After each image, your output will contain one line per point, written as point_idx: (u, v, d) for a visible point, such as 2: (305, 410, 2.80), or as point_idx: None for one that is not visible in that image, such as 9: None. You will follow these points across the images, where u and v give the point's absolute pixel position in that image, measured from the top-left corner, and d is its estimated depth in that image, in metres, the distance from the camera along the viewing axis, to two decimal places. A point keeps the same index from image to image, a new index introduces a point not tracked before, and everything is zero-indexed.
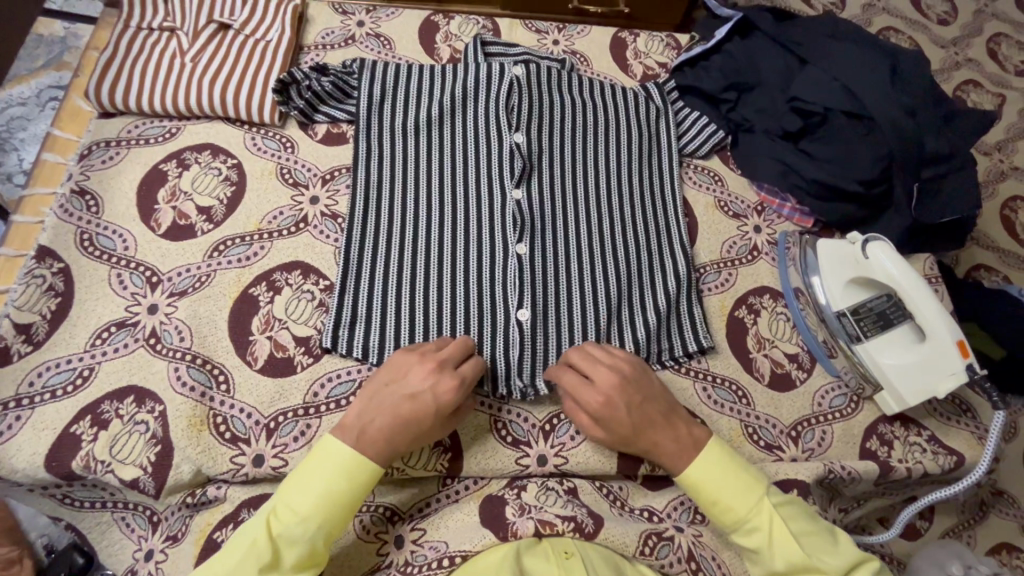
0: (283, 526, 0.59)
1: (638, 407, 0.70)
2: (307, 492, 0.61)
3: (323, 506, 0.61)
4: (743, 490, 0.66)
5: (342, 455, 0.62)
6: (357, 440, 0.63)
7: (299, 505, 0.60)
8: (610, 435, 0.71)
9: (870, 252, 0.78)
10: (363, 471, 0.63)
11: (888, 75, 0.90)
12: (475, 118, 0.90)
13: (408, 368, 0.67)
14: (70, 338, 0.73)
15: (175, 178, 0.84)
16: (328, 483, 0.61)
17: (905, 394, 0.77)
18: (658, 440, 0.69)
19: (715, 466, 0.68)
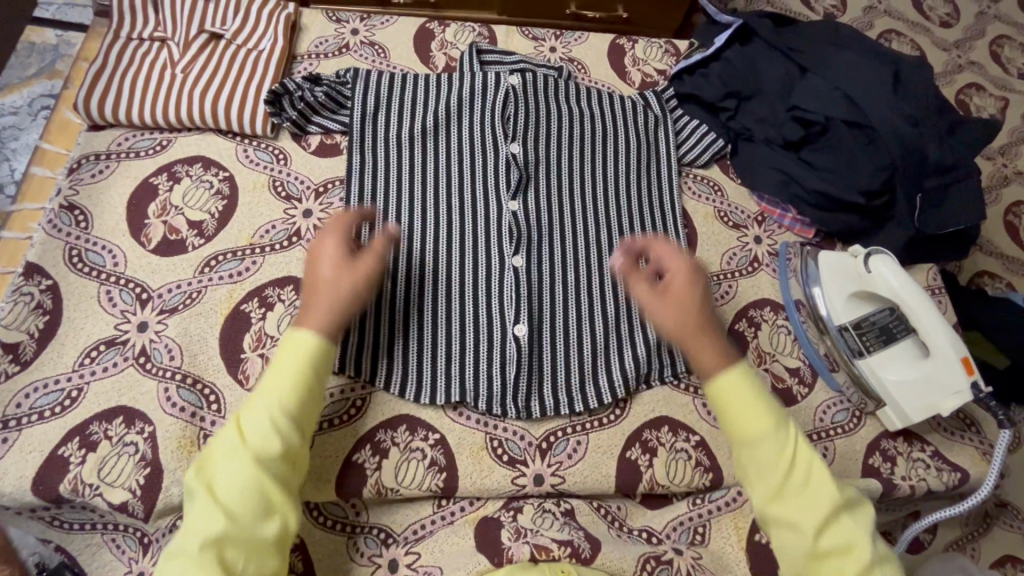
0: (253, 426, 0.61)
1: (702, 296, 0.71)
2: (270, 391, 0.62)
3: (290, 385, 0.63)
4: (759, 417, 0.65)
5: (299, 341, 0.65)
6: (303, 323, 0.66)
7: (268, 403, 0.62)
8: (679, 321, 0.69)
9: (874, 266, 0.77)
10: (308, 346, 0.65)
11: (890, 84, 0.88)
12: (470, 127, 0.89)
13: (313, 248, 0.70)
14: (58, 357, 0.71)
15: (165, 192, 0.83)
16: (292, 376, 0.63)
17: (908, 410, 0.76)
18: (712, 333, 0.69)
19: (740, 389, 0.67)
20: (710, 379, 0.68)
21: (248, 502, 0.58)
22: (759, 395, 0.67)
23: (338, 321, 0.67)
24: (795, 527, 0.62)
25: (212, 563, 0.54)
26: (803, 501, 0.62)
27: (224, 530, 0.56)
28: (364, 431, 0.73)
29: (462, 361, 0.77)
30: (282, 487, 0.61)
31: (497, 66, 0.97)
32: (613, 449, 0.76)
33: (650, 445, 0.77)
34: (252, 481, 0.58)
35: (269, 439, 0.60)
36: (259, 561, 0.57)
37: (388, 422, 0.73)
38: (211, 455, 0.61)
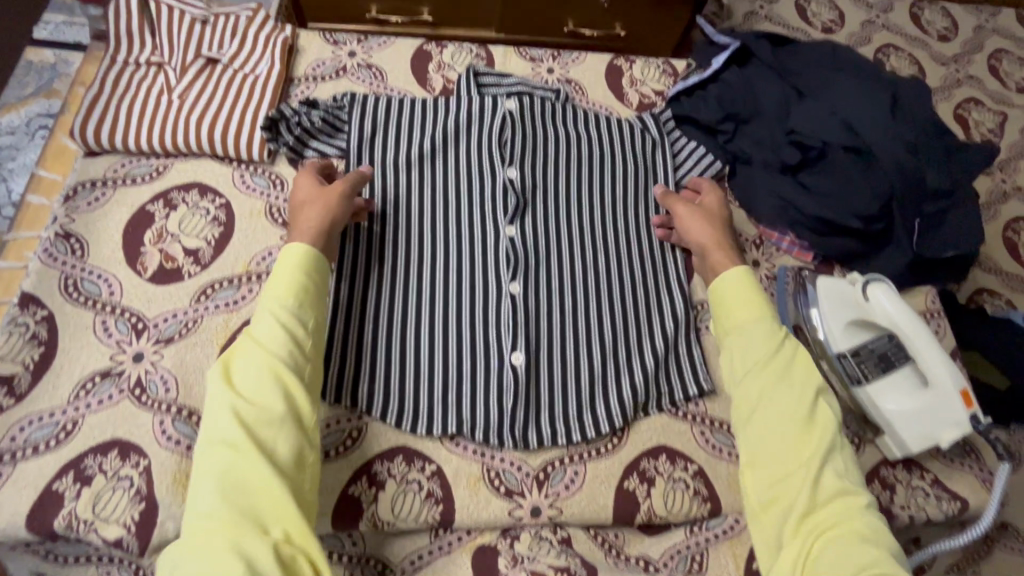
0: (259, 327, 0.68)
1: (727, 217, 0.86)
2: (267, 297, 0.70)
3: (289, 293, 0.70)
4: (748, 314, 0.76)
5: (288, 253, 0.73)
6: (293, 238, 0.74)
7: (268, 307, 0.69)
8: (712, 233, 0.83)
9: (872, 294, 0.78)
10: (296, 255, 0.72)
11: (888, 109, 0.88)
12: (467, 152, 0.89)
13: (292, 191, 0.80)
14: (53, 389, 0.71)
15: (161, 220, 0.83)
16: (289, 282, 0.71)
17: (907, 439, 0.75)
18: (735, 247, 0.84)
19: (735, 289, 0.78)
20: (715, 281, 0.80)
21: (262, 388, 0.65)
22: (748, 295, 0.77)
23: (321, 236, 0.75)
24: (769, 414, 0.70)
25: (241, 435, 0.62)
26: (778, 392, 0.71)
27: (247, 414, 0.63)
28: (359, 463, 0.72)
29: (459, 389, 0.76)
30: (295, 375, 0.67)
31: (494, 89, 0.97)
32: (611, 480, 0.75)
33: (648, 475, 0.76)
34: (265, 368, 0.65)
35: (273, 334, 0.68)
36: (284, 440, 0.64)
37: (384, 453, 0.73)
38: (231, 353, 0.68)
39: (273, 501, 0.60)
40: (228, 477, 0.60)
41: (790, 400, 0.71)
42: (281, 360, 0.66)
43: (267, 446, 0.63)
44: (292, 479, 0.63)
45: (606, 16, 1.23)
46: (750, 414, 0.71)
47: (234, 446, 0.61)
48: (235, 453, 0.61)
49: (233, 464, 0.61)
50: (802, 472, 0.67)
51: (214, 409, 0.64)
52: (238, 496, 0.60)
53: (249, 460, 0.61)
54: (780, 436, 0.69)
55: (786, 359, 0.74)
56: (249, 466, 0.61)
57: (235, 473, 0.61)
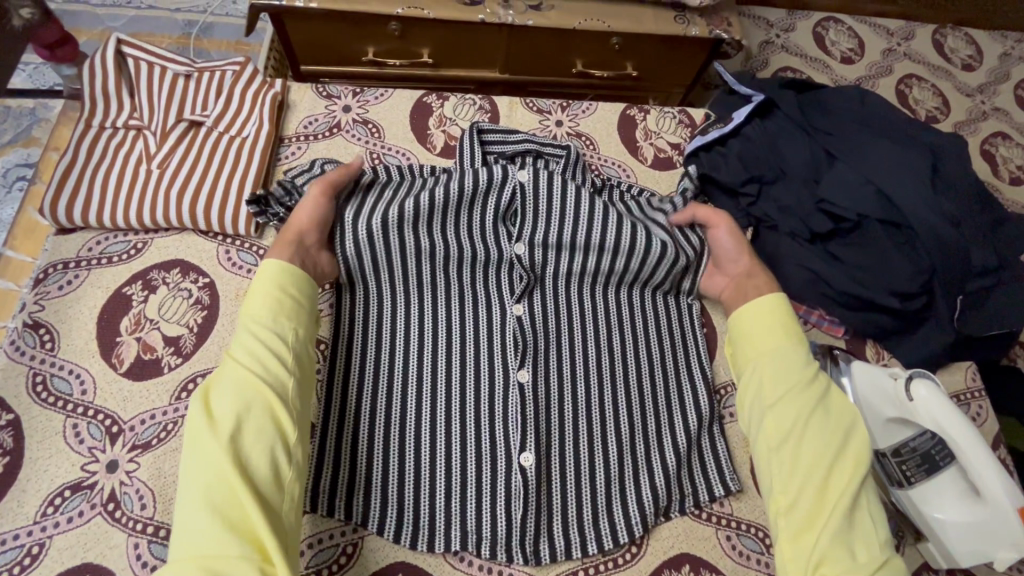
0: (239, 344, 0.64)
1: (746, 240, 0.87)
2: (247, 312, 0.67)
3: (270, 302, 0.67)
4: (778, 342, 0.72)
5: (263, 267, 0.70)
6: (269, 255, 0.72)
7: (250, 323, 0.66)
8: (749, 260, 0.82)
9: (916, 393, 0.70)
10: (273, 266, 0.70)
11: (926, 178, 0.82)
12: (472, 229, 0.82)
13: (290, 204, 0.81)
14: (18, 506, 0.65)
15: (140, 304, 0.77)
16: (268, 294, 0.68)
17: (955, 552, 0.68)
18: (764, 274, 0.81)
19: (761, 318, 0.74)
20: (740, 312, 0.76)
21: (237, 403, 0.60)
22: (780, 323, 0.74)
23: (292, 250, 0.73)
24: (811, 442, 0.65)
25: (219, 448, 0.56)
26: (824, 427, 0.66)
27: (225, 428, 0.58)
28: None
29: (463, 494, 0.70)
30: (270, 381, 0.62)
31: (500, 149, 0.90)
32: None
33: None
34: (240, 381, 0.61)
35: (255, 348, 0.64)
36: (262, 456, 0.58)
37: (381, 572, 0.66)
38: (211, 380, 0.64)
39: (256, 520, 0.55)
40: (210, 498, 0.55)
41: (837, 427, 0.66)
42: (261, 372, 0.62)
43: (247, 459, 0.58)
44: (272, 498, 0.57)
45: (617, 57, 1.16)
46: (791, 444, 0.66)
47: (212, 465, 0.56)
48: (212, 470, 0.56)
49: (213, 484, 0.55)
50: (844, 502, 0.62)
51: (190, 428, 0.59)
52: (224, 514, 0.54)
53: (228, 478, 0.56)
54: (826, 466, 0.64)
55: (828, 388, 0.69)
56: (228, 483, 0.55)
57: (213, 490, 0.55)
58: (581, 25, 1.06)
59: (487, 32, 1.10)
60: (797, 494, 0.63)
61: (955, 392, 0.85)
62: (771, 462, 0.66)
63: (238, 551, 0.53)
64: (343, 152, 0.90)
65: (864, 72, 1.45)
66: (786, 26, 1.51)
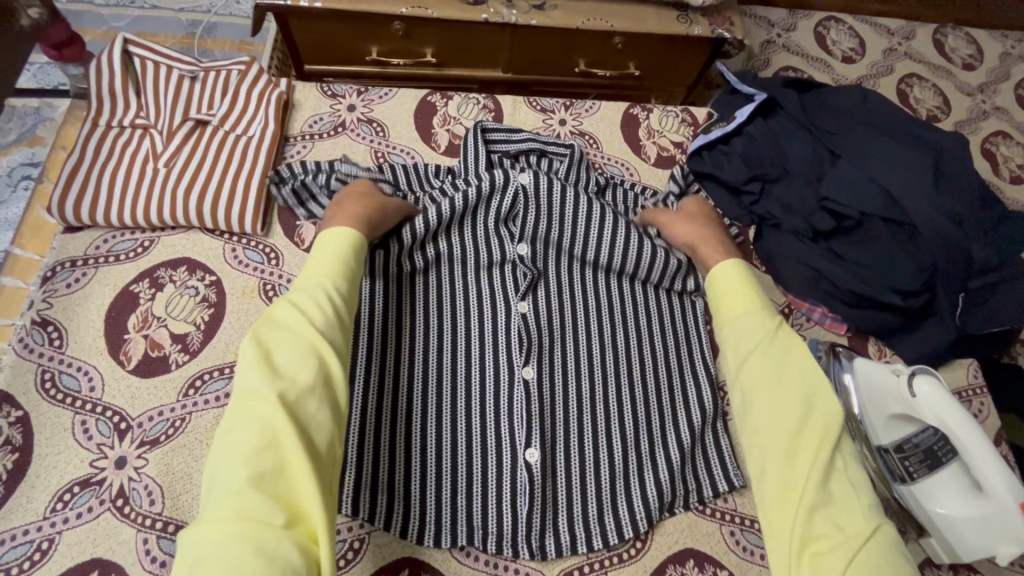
0: (306, 299, 0.64)
1: (716, 221, 0.86)
2: (314, 269, 0.68)
3: (336, 266, 0.69)
4: (748, 308, 0.72)
5: (334, 234, 0.72)
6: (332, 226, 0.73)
7: (319, 283, 0.66)
8: (691, 230, 0.84)
9: (919, 390, 0.69)
10: (341, 237, 0.71)
11: (928, 177, 0.83)
12: (470, 234, 0.83)
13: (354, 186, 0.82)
14: (27, 503, 0.65)
15: (147, 301, 0.77)
16: (332, 265, 0.69)
17: (958, 546, 0.69)
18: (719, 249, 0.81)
19: (734, 287, 0.74)
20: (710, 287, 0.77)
21: (300, 355, 0.59)
22: (750, 290, 0.73)
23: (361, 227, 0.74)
24: (780, 402, 0.64)
25: (280, 408, 0.54)
26: (787, 390, 0.65)
27: (288, 389, 0.57)
28: None
29: (470, 492, 0.71)
30: (333, 342, 0.62)
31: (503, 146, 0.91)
32: None
33: None
34: (304, 334, 0.61)
35: (322, 308, 0.63)
36: (319, 416, 0.57)
37: (388, 568, 0.67)
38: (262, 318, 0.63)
39: (302, 476, 0.53)
40: (260, 446, 0.53)
41: (801, 385, 0.65)
42: (323, 329, 0.62)
43: (302, 424, 0.56)
44: (324, 469, 0.55)
45: (620, 57, 1.17)
46: (756, 406, 0.65)
47: (266, 413, 0.54)
48: (264, 417, 0.54)
49: (262, 433, 0.53)
50: (817, 468, 0.59)
51: (243, 382, 0.57)
52: (272, 480, 0.52)
53: (280, 429, 0.54)
54: (795, 428, 0.63)
55: (794, 350, 0.67)
56: (282, 447, 0.53)
57: (266, 450, 0.53)
58: (584, 24, 1.07)
59: (491, 32, 1.11)
60: (773, 462, 0.62)
61: (958, 388, 0.85)
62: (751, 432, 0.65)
63: (283, 523, 0.50)
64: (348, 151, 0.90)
65: (865, 71, 1.46)
66: (787, 26, 1.51)
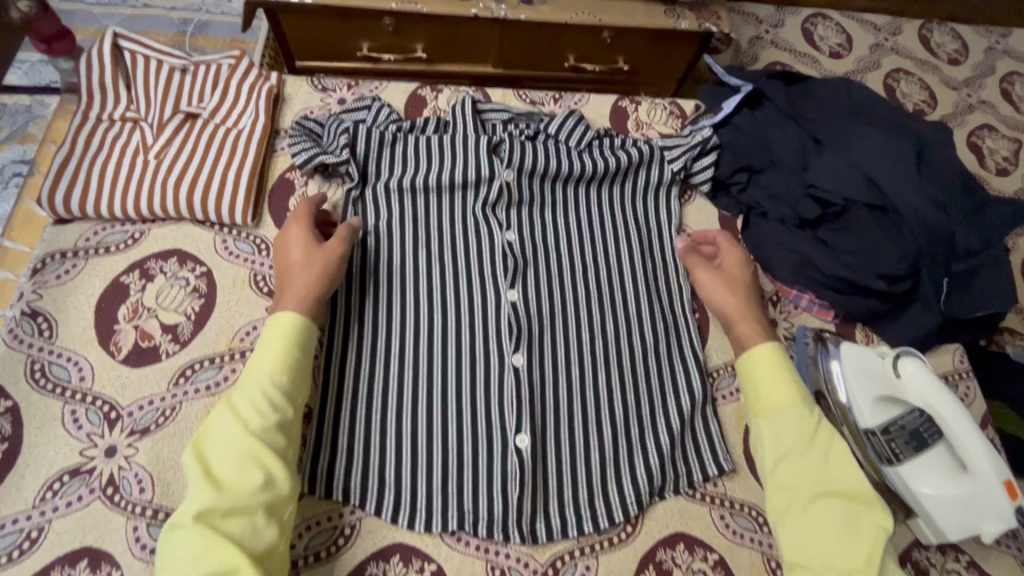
0: (242, 401, 0.64)
1: (751, 276, 0.82)
2: (255, 364, 0.67)
3: (276, 358, 0.67)
4: (781, 398, 0.72)
5: (275, 322, 0.69)
6: (279, 306, 0.71)
7: (254, 383, 0.65)
8: (734, 302, 0.80)
9: (903, 371, 0.71)
10: (280, 327, 0.69)
11: (912, 163, 0.84)
12: (454, 221, 0.85)
13: (286, 243, 0.77)
14: (17, 492, 0.65)
15: (137, 293, 0.77)
16: (273, 353, 0.67)
17: (945, 526, 0.70)
18: (761, 317, 0.79)
19: (772, 368, 0.74)
20: (747, 355, 0.75)
21: (240, 469, 0.60)
22: (782, 375, 0.73)
23: (312, 301, 0.72)
24: (821, 500, 0.66)
25: (210, 533, 0.57)
26: (823, 493, 0.66)
27: (225, 502, 0.59)
28: (352, 564, 0.66)
29: (461, 477, 0.71)
30: (272, 446, 0.63)
31: (497, 119, 0.95)
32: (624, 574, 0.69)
33: (665, 567, 0.70)
34: (240, 443, 0.61)
35: (260, 410, 0.64)
36: (260, 525, 0.59)
37: (379, 553, 0.67)
38: (207, 428, 0.64)
39: None
40: (201, 567, 0.55)
41: (829, 487, 0.66)
42: (258, 435, 0.62)
43: (241, 534, 0.58)
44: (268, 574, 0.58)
45: (609, 51, 1.18)
46: (800, 503, 0.66)
47: (202, 532, 0.57)
48: (201, 536, 0.56)
49: (202, 554, 0.56)
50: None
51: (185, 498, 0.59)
52: None
53: (219, 548, 0.56)
54: (834, 527, 0.64)
55: (825, 446, 0.69)
56: (220, 556, 0.56)
57: (208, 565, 0.55)
58: (573, 19, 1.08)
59: (481, 26, 1.12)
60: (796, 556, 0.65)
61: (944, 373, 0.87)
62: (782, 525, 0.67)
63: None
64: (338, 120, 0.89)
65: (853, 66, 1.47)
66: (775, 22, 1.53)
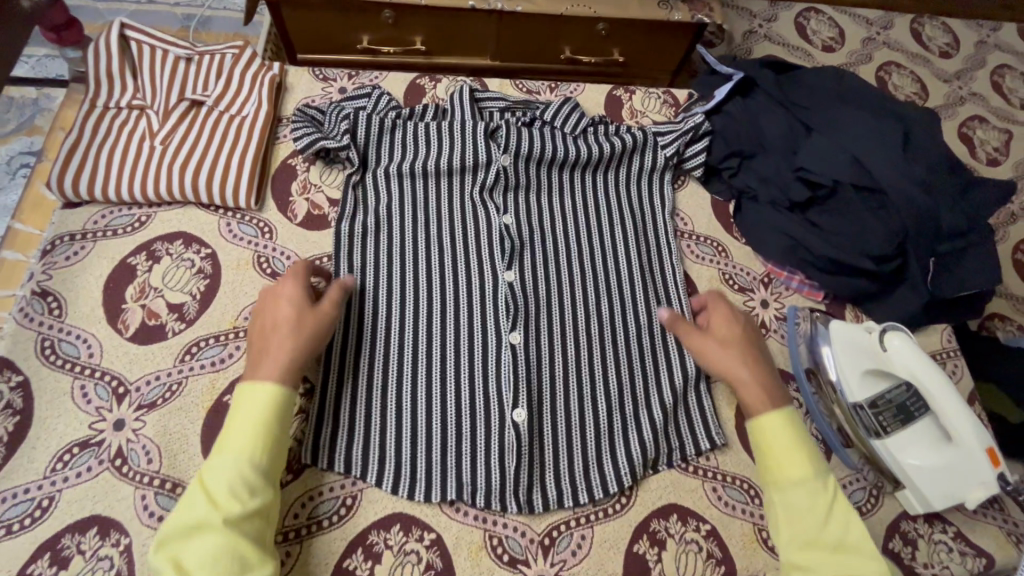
0: (215, 480, 0.60)
1: (749, 335, 0.79)
2: (229, 442, 0.63)
3: (254, 435, 0.63)
4: (800, 467, 0.68)
5: (252, 395, 0.65)
6: (255, 373, 0.66)
7: (229, 464, 0.61)
8: (739, 363, 0.75)
9: (890, 344, 0.75)
10: (259, 399, 0.65)
11: (899, 146, 0.86)
12: (453, 205, 0.88)
13: (267, 303, 0.72)
14: (28, 463, 0.67)
15: (144, 274, 0.79)
16: (250, 430, 0.63)
17: (931, 495, 0.72)
18: (769, 375, 0.75)
19: (785, 433, 0.70)
20: (759, 422, 0.72)
21: (214, 563, 0.56)
22: (798, 442, 0.70)
23: (295, 369, 0.68)
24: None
25: None
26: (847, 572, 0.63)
27: None
28: (354, 533, 0.68)
29: (459, 451, 0.73)
30: (248, 533, 0.59)
31: (495, 107, 0.97)
32: (619, 545, 0.71)
33: (658, 537, 0.72)
34: (213, 533, 0.57)
35: (237, 494, 0.59)
36: None
37: (380, 522, 0.69)
38: (177, 512, 0.60)
39: None
40: None
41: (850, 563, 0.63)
42: (234, 522, 0.58)
43: None
44: None
45: (605, 43, 1.20)
46: None
47: None
48: None
49: None
50: None
51: None
52: None
53: None
54: None
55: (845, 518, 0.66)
56: None
57: None
58: (568, 10, 1.10)
59: (479, 18, 1.14)
60: None
61: (932, 351, 0.89)
62: None
63: None
64: (338, 107, 0.92)
65: (845, 59, 1.50)
66: (768, 16, 1.56)
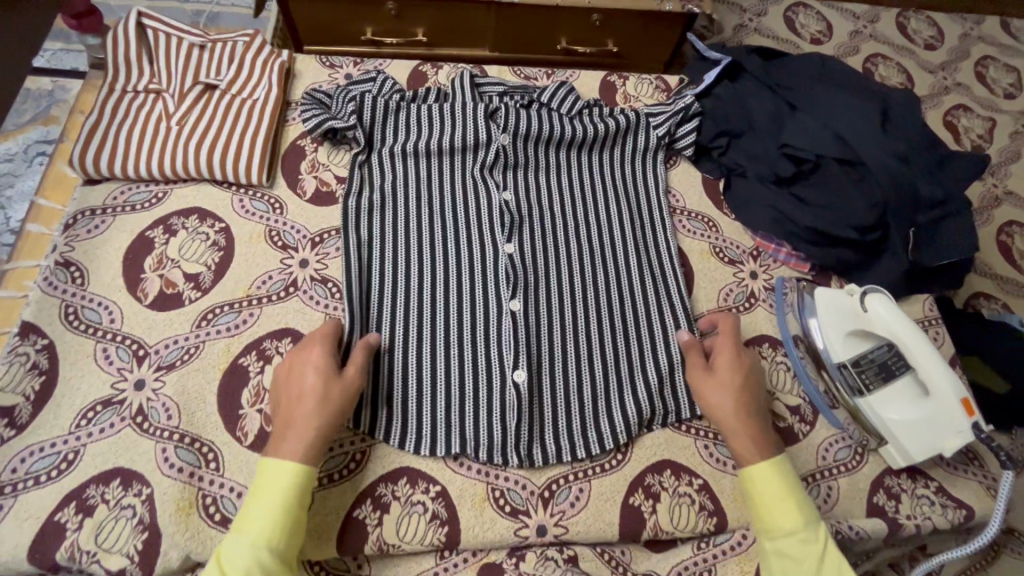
0: (233, 566, 0.60)
1: (752, 381, 0.77)
2: (251, 523, 0.63)
3: (276, 519, 0.63)
4: (789, 520, 0.68)
5: (276, 476, 0.65)
6: (279, 450, 0.66)
7: (250, 550, 0.61)
8: (734, 414, 0.74)
9: (870, 305, 0.78)
10: (282, 482, 0.65)
11: (878, 123, 0.90)
12: (454, 182, 0.92)
13: (294, 369, 0.71)
14: (54, 419, 0.71)
15: (161, 246, 0.83)
16: (273, 514, 0.63)
17: (911, 449, 0.75)
18: (761, 428, 0.74)
19: (774, 482, 0.70)
20: (748, 476, 0.71)
21: None
22: (786, 493, 0.70)
23: (319, 447, 0.67)
24: None
25: None
26: None
27: None
28: (363, 486, 0.72)
29: (463, 409, 0.76)
30: None
31: (494, 90, 1.01)
32: (615, 498, 0.75)
33: (653, 490, 0.75)
34: None
35: None
36: None
37: (387, 475, 0.73)
38: None
39: None
40: None
41: None
42: None
43: None
44: None
45: (599, 34, 1.25)
46: None
47: None
48: None
49: None
50: None
51: None
52: None
53: None
54: None
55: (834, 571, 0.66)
56: None
57: None
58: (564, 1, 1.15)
59: (478, 10, 1.19)
60: None
61: (915, 319, 0.92)
62: None
63: None
64: (344, 90, 0.96)
65: (833, 51, 1.54)
66: (758, 11, 1.61)
